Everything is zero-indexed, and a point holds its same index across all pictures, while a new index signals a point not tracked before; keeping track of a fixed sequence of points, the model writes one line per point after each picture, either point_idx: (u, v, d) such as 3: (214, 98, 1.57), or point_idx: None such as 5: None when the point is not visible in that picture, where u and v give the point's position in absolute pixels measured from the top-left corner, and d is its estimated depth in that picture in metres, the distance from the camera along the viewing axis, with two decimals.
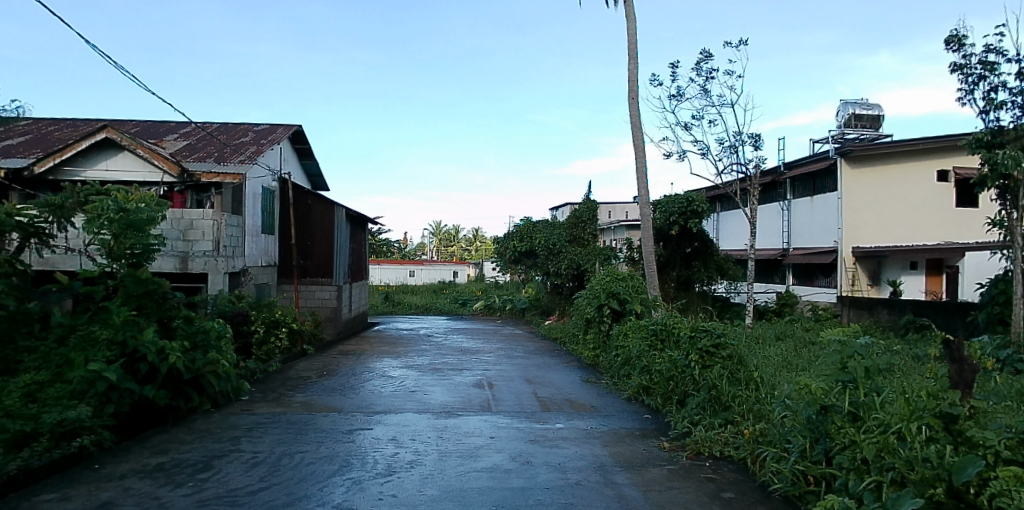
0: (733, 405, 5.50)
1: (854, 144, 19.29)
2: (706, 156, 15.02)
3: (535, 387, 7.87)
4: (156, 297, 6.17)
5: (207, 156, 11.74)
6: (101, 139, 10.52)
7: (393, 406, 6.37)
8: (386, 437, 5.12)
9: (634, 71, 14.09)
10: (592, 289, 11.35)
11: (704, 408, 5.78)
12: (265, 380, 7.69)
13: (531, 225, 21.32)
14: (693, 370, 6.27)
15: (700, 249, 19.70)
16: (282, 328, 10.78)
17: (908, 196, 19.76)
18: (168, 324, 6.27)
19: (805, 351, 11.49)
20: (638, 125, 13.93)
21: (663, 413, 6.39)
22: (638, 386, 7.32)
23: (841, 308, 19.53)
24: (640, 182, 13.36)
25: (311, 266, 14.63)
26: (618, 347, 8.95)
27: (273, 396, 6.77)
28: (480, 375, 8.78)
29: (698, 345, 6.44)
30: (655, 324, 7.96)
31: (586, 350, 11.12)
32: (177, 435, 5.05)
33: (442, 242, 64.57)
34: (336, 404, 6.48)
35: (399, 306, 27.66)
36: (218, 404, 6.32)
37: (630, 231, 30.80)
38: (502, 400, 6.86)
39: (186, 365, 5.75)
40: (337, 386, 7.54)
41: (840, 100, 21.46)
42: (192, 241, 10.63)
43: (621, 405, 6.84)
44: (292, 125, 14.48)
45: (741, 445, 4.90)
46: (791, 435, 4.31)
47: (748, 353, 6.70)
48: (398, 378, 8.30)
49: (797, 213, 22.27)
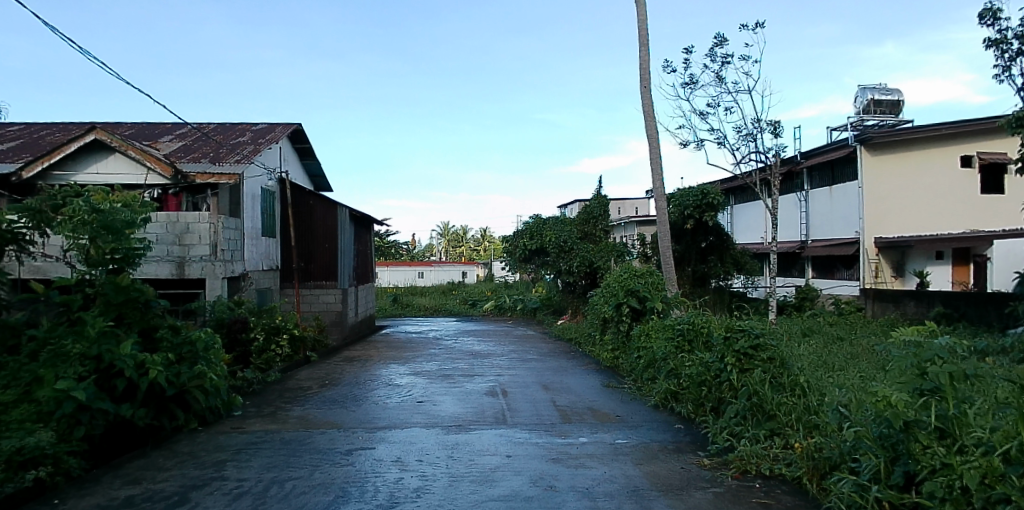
0: (781, 415, 4.88)
1: (875, 130, 18.50)
2: (723, 145, 14.39)
3: (553, 394, 7.26)
4: (139, 305, 5.63)
5: (203, 157, 11.22)
6: (91, 141, 10.04)
7: (399, 420, 5.79)
8: (390, 458, 4.54)
9: (646, 57, 13.47)
10: (609, 287, 10.78)
11: (744, 418, 5.17)
12: (261, 392, 7.16)
13: (540, 223, 20.35)
14: (729, 375, 5.62)
15: (716, 243, 18.96)
16: (284, 334, 10.21)
17: (931, 183, 18.96)
18: (151, 334, 5.72)
19: (838, 349, 10.78)
20: (651, 113, 13.29)
21: (697, 423, 5.78)
22: (665, 392, 6.69)
23: (865, 301, 18.76)
24: (655, 174, 12.73)
25: (313, 269, 14.08)
26: (639, 348, 8.36)
27: (269, 410, 6.22)
28: (493, 381, 8.21)
29: (735, 347, 5.75)
30: (682, 323, 7.41)
31: (604, 352, 10.49)
32: (156, 459, 4.51)
33: (451, 243, 63.96)
34: (336, 418, 5.91)
35: (408, 307, 27.21)
36: (206, 422, 5.75)
37: (642, 227, 30.15)
38: (518, 410, 6.26)
39: (170, 379, 5.18)
40: (339, 397, 6.97)
41: (858, 85, 20.67)
42: (188, 245, 10.13)
43: (649, 414, 6.23)
44: (291, 124, 14.00)
45: (796, 463, 4.31)
46: (861, 454, 3.69)
47: (791, 353, 6.02)
48: (405, 387, 7.72)
49: (816, 204, 21.51)
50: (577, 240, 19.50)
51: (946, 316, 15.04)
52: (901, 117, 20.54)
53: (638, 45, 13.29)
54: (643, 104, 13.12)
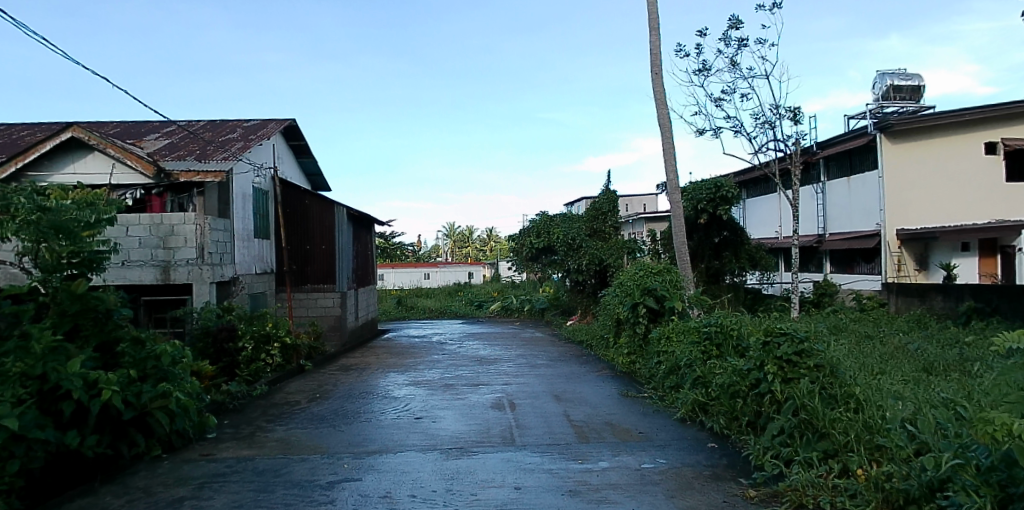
0: (837, 434, 4.18)
1: (895, 117, 17.67)
2: (740, 134, 13.59)
3: (565, 406, 6.56)
4: (97, 316, 4.97)
5: (188, 155, 10.57)
6: (68, 140, 9.42)
7: (393, 443, 5.07)
8: (377, 494, 3.85)
9: (658, 42, 12.73)
10: (623, 286, 10.05)
11: (791, 437, 4.50)
12: (243, 410, 6.50)
13: (547, 220, 19.50)
14: (772, 386, 4.87)
15: (730, 238, 18.20)
16: (275, 343, 9.50)
17: (954, 172, 18.08)
18: (110, 348, 5.05)
19: (872, 350, 9.95)
20: (663, 101, 12.55)
21: (733, 441, 5.07)
22: (692, 403, 5.96)
23: (888, 296, 17.91)
24: (668, 165, 11.98)
25: (310, 272, 13.46)
26: (659, 353, 7.67)
27: (247, 432, 5.54)
28: (500, 392, 7.52)
29: (776, 354, 5.00)
30: (709, 326, 6.78)
31: (620, 356, 9.73)
32: (102, 499, 3.84)
33: (457, 244, 63.25)
34: (321, 440, 5.20)
35: (412, 310, 26.57)
36: (172, 447, 5.05)
37: (652, 223, 29.37)
38: (528, 428, 5.54)
39: (127, 400, 4.50)
40: (329, 414, 6.28)
41: (876, 71, 19.81)
42: (173, 249, 9.51)
43: (675, 429, 5.51)
44: (285, 120, 13.35)
45: (860, 494, 3.59)
46: (955, 490, 2.97)
47: (839, 360, 5.30)
48: (403, 400, 7.03)
49: (833, 196, 20.70)
50: (586, 237, 18.75)
51: (979, 311, 14.21)
52: (921, 103, 19.67)
53: (649, 29, 12.55)
54: (655, 92, 12.39)
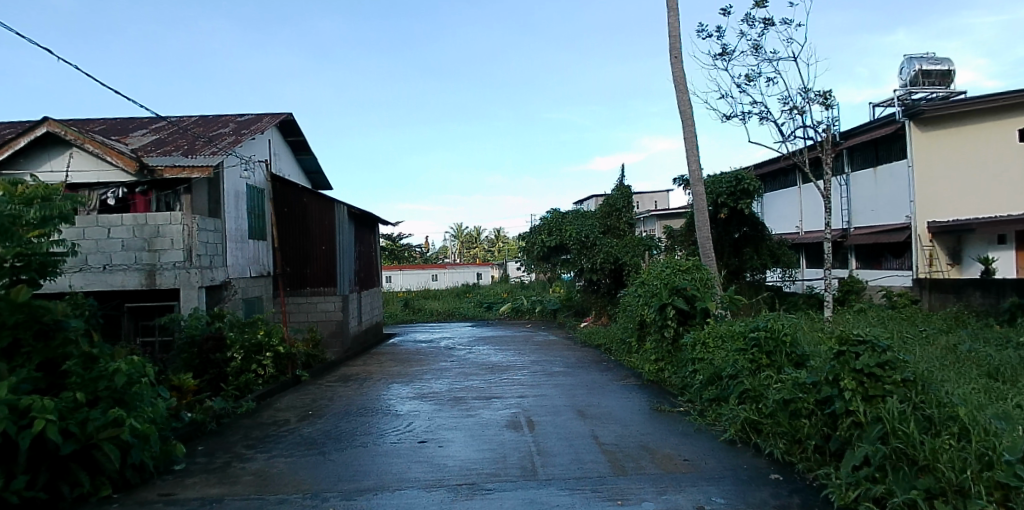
0: (946, 469, 3.29)
1: (925, 103, 16.64)
2: (765, 121, 12.67)
3: (592, 424, 5.72)
4: (41, 327, 4.19)
5: (175, 150, 9.76)
6: (42, 135, 8.68)
7: (392, 477, 4.24)
8: None
9: (676, 23, 11.85)
10: (647, 286, 9.17)
11: (880, 471, 3.64)
12: (223, 434, 5.71)
13: (560, 216, 18.63)
14: (852, 408, 3.98)
15: (750, 234, 17.25)
16: (268, 352, 8.69)
17: (990, 161, 16.81)
18: (58, 367, 4.27)
19: (925, 352, 8.93)
20: (683, 87, 11.67)
21: (800, 472, 4.21)
22: (743, 423, 5.11)
23: (920, 293, 16.96)
24: (690, 155, 11.09)
25: (310, 275, 12.72)
26: (695, 360, 6.84)
27: (224, 462, 4.75)
28: (516, 406, 6.70)
29: (853, 367, 4.15)
30: (756, 331, 5.93)
31: (645, 363, 8.87)
32: None
33: (464, 244, 62.41)
34: (306, 473, 4.39)
35: (420, 312, 25.85)
36: (125, 484, 4.23)
37: (666, 220, 28.50)
38: (552, 455, 4.70)
39: (68, 430, 3.70)
40: (320, 438, 5.47)
41: (903, 55, 18.79)
42: (159, 251, 8.76)
43: (726, 456, 4.66)
44: (280, 113, 12.52)
45: None
46: None
47: (928, 374, 4.37)
48: (406, 418, 6.22)
49: (858, 187, 19.74)
50: (600, 235, 17.80)
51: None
52: (953, 89, 18.59)
53: (666, 10, 11.66)
54: (674, 77, 11.52)
